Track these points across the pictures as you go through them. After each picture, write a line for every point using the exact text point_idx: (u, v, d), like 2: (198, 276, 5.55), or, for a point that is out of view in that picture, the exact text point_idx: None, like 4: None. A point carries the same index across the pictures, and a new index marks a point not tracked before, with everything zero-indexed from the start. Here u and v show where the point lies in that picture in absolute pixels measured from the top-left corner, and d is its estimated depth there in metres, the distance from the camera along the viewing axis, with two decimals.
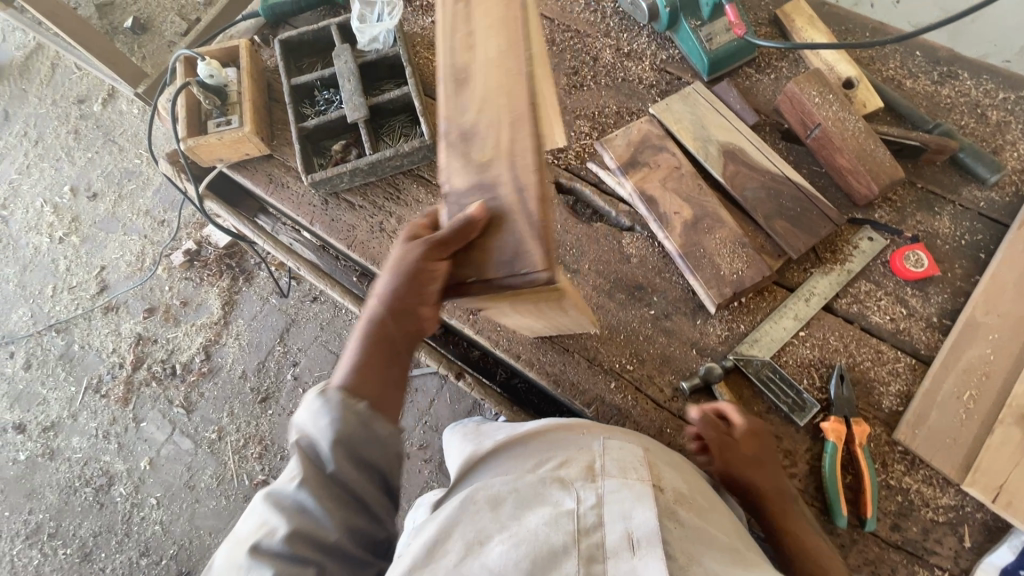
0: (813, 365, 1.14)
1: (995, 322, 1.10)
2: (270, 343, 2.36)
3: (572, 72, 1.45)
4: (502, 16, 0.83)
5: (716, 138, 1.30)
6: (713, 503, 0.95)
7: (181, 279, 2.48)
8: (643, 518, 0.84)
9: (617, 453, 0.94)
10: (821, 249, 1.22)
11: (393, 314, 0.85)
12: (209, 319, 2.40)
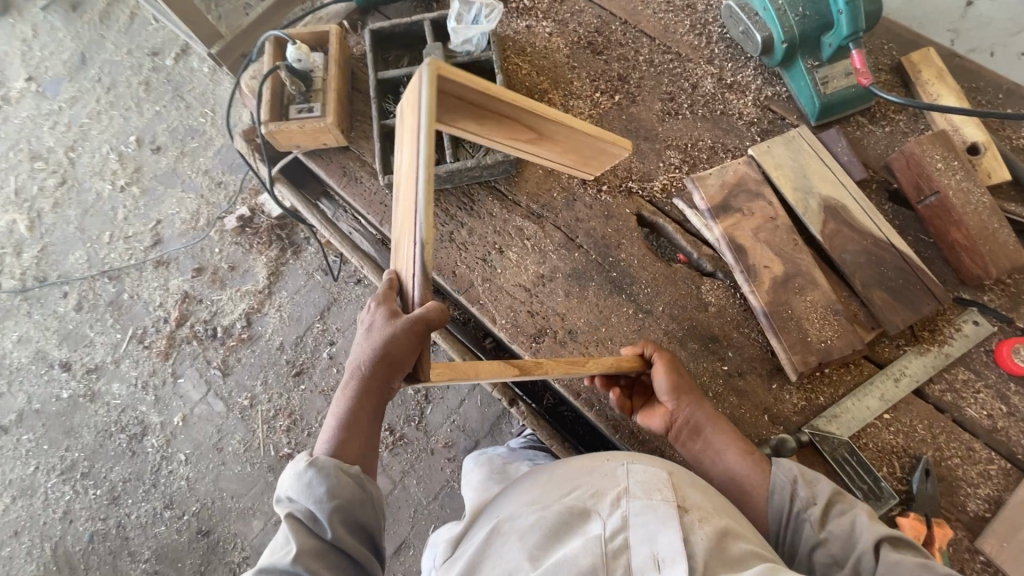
0: (895, 453, 1.06)
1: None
2: (311, 319, 2.37)
3: (667, 97, 1.37)
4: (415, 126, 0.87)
5: (819, 191, 1.21)
6: (748, 527, 0.86)
7: (232, 243, 2.50)
8: (670, 541, 0.77)
9: (642, 474, 0.87)
10: (919, 327, 1.14)
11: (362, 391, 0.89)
12: (254, 287, 2.42)
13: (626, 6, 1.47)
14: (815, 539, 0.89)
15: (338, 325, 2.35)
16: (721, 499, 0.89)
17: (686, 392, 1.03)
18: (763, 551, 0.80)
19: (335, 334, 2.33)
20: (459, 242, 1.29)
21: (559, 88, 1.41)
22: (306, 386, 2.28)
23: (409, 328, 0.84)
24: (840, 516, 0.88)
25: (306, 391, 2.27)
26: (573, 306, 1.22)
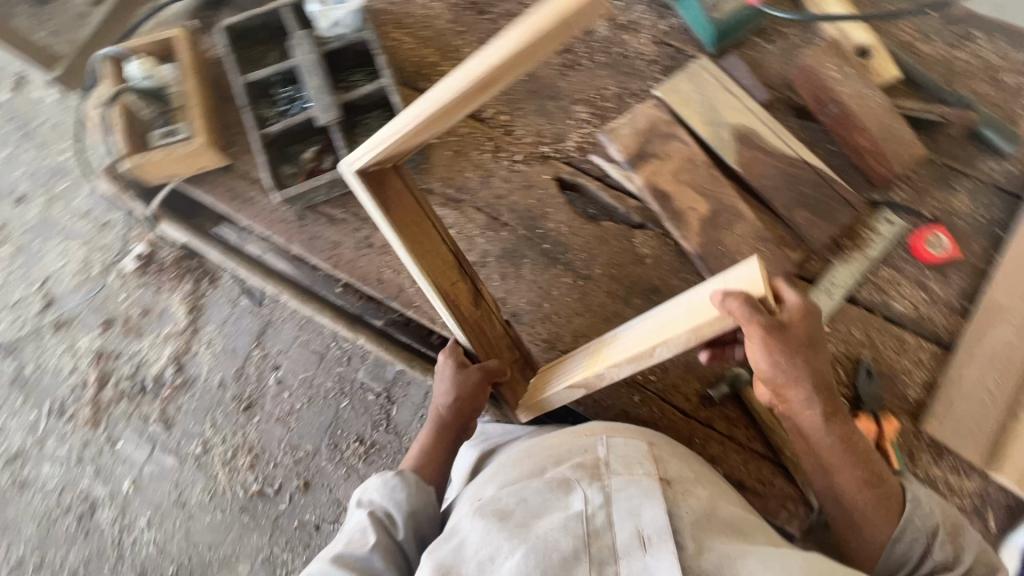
0: (840, 362, 1.11)
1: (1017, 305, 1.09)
2: (247, 348, 2.19)
3: (564, 48, 1.30)
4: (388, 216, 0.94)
5: (729, 121, 1.20)
6: (727, 494, 0.87)
7: (138, 286, 2.25)
8: (654, 512, 0.74)
9: (623, 449, 0.84)
10: (841, 236, 1.17)
11: (444, 424, 1.11)
12: (175, 328, 2.21)
13: None
14: None
15: (278, 347, 2.19)
16: (701, 468, 0.90)
17: (786, 355, 0.79)
18: (744, 517, 0.81)
19: (277, 358, 2.18)
20: (379, 247, 1.21)
21: (449, 58, 1.30)
22: (260, 417, 2.14)
23: (479, 376, 1.07)
24: None
25: (261, 423, 2.13)
26: (508, 288, 1.20)
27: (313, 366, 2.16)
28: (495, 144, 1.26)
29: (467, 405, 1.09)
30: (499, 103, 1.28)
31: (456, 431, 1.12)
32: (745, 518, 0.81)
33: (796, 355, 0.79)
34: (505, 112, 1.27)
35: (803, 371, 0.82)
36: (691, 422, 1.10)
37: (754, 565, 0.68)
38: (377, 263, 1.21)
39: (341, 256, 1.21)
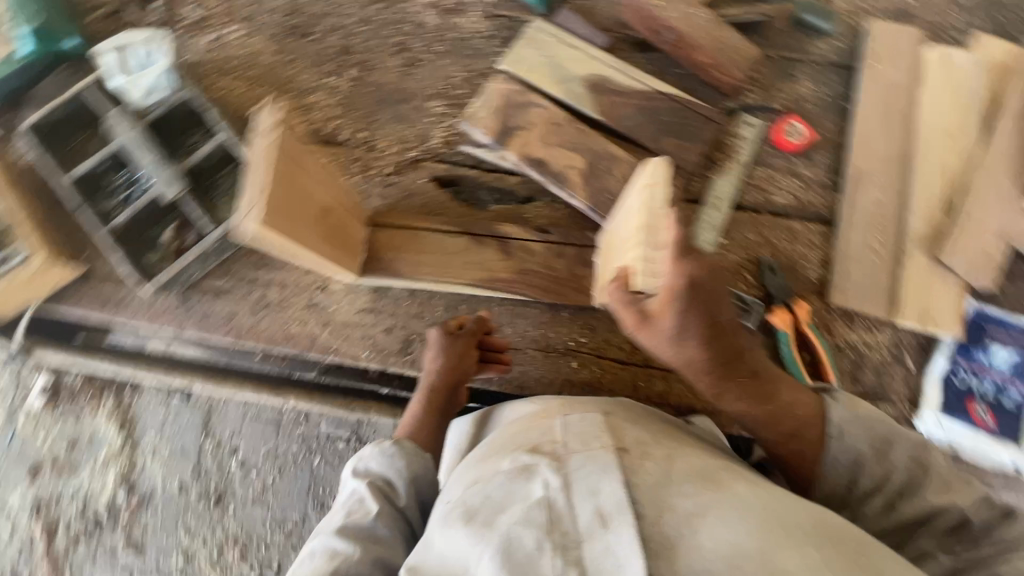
0: (744, 267, 1.17)
1: (875, 167, 1.18)
2: (197, 442, 1.84)
3: (400, 49, 1.27)
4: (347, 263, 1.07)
5: (578, 75, 1.21)
6: (689, 442, 0.76)
7: (50, 420, 1.85)
8: (614, 487, 0.60)
9: (580, 422, 0.70)
10: (711, 151, 1.22)
11: (438, 396, 1.04)
12: (111, 448, 1.84)
13: None
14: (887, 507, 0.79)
15: (228, 430, 1.84)
16: (660, 427, 0.77)
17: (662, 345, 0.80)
18: (715, 462, 0.69)
19: (233, 441, 1.84)
20: (277, 304, 1.16)
21: (288, 92, 1.25)
22: (234, 506, 1.83)
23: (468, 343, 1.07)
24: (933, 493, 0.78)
25: (237, 511, 1.83)
26: (426, 297, 1.16)
27: (270, 437, 1.82)
28: (361, 164, 1.22)
29: (459, 371, 1.05)
30: (354, 121, 1.24)
31: (448, 404, 1.04)
32: (716, 462, 0.69)
33: (667, 340, 0.79)
34: (362, 128, 1.23)
35: (685, 352, 0.79)
36: (631, 368, 1.13)
37: (711, 521, 0.58)
38: (282, 319, 1.15)
39: (239, 324, 1.15)
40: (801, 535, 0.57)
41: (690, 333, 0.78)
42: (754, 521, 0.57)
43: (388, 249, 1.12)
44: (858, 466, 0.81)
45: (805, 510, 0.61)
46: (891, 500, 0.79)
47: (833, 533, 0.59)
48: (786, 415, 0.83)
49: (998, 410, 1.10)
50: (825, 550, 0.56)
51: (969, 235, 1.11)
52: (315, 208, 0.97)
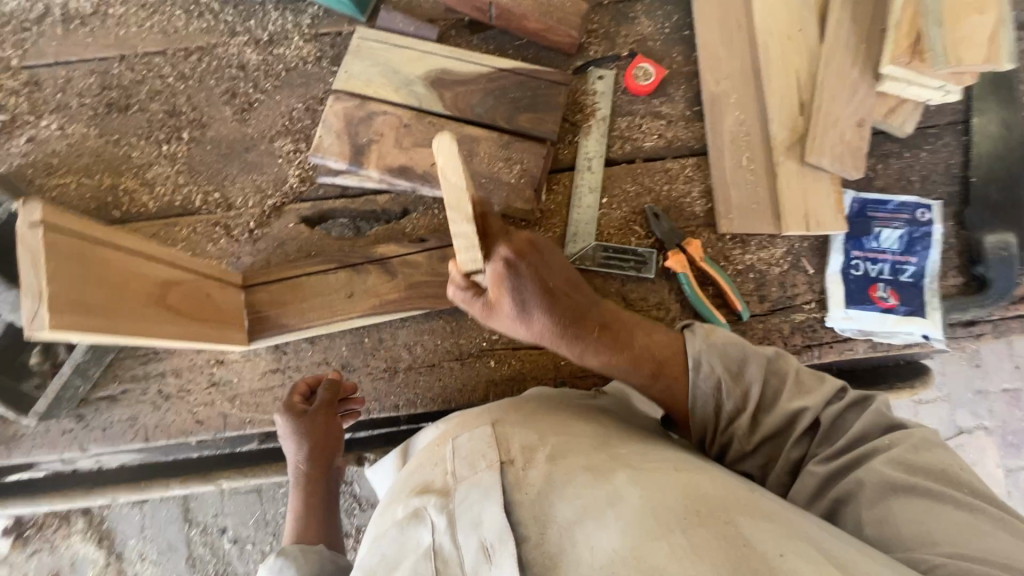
0: (631, 220, 1.16)
1: (728, 87, 1.18)
2: (183, 533, 1.74)
3: (230, 96, 1.20)
4: (205, 328, 0.92)
5: (415, 74, 1.17)
6: (579, 425, 0.83)
7: (25, 559, 1.76)
8: (493, 512, 0.67)
9: (467, 447, 0.79)
10: (570, 115, 1.20)
11: (312, 473, 1.05)
12: (98, 567, 1.74)
13: (108, 40, 1.21)
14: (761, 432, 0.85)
15: (211, 513, 1.74)
16: (550, 415, 0.85)
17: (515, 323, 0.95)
18: (600, 447, 0.76)
19: (218, 521, 1.74)
20: (177, 393, 1.11)
21: (125, 172, 1.17)
22: None
23: (325, 409, 1.03)
24: (790, 401, 0.84)
25: None
26: (328, 341, 1.13)
27: (255, 506, 1.73)
28: (223, 226, 1.16)
29: (325, 439, 1.05)
30: (204, 184, 1.18)
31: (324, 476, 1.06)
32: (601, 447, 0.76)
33: (517, 319, 0.93)
34: (214, 189, 1.17)
35: (536, 325, 0.93)
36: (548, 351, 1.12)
37: (591, 527, 0.62)
38: (188, 406, 1.10)
39: (144, 426, 1.10)
40: (672, 521, 0.60)
41: (531, 309, 0.92)
42: (629, 520, 0.61)
43: (270, 306, 1.09)
44: (718, 392, 0.88)
45: (681, 490, 0.64)
46: (754, 417, 0.86)
47: (703, 508, 0.62)
48: (644, 355, 0.95)
49: (899, 288, 1.12)
50: (693, 530, 0.59)
51: (829, 129, 1.12)
52: (146, 281, 0.78)
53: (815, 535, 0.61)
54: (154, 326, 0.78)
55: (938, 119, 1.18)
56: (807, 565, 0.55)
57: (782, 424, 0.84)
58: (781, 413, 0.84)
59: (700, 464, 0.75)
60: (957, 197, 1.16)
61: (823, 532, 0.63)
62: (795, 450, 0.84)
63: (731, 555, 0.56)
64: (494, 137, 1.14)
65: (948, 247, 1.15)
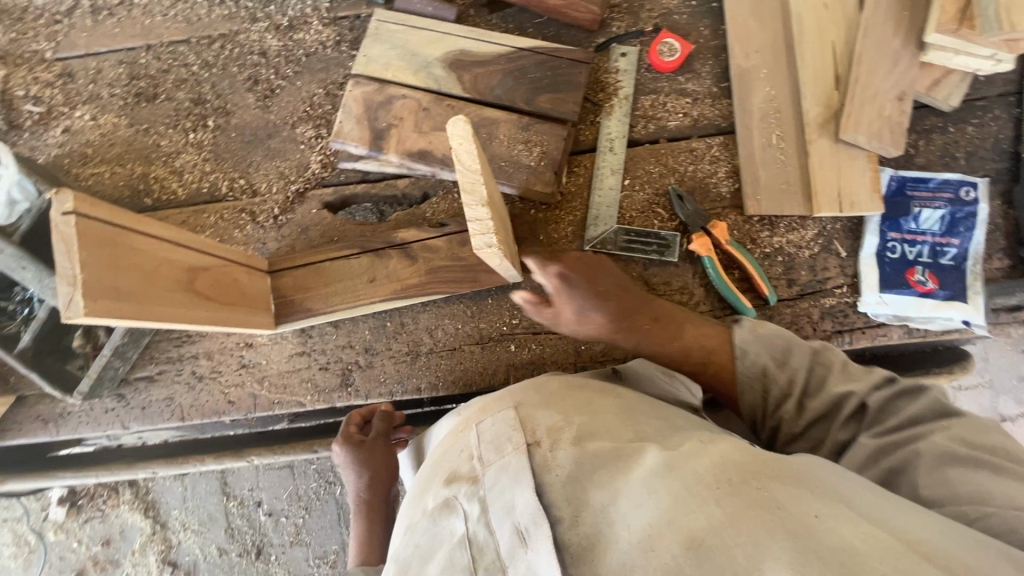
0: (654, 202, 1.13)
1: (758, 61, 1.13)
2: (222, 505, 1.82)
3: (253, 82, 1.21)
4: (233, 310, 0.95)
5: (434, 56, 1.16)
6: (605, 401, 0.77)
7: (80, 526, 1.88)
8: (524, 498, 0.64)
9: (491, 431, 0.74)
10: (592, 94, 1.17)
11: (372, 502, 1.11)
12: (145, 535, 1.84)
13: (134, 31, 1.24)
14: (800, 418, 0.86)
15: (247, 487, 1.82)
16: (573, 394, 0.80)
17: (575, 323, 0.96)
18: (625, 424, 0.72)
19: (254, 494, 1.82)
20: (209, 374, 1.15)
21: (155, 161, 1.21)
22: (276, 555, 1.81)
23: (380, 438, 1.10)
24: (834, 385, 0.84)
25: (279, 559, 1.81)
26: (351, 325, 1.15)
27: (288, 480, 1.81)
28: (248, 212, 1.18)
29: (382, 467, 1.11)
30: (229, 172, 1.20)
31: (384, 503, 1.11)
32: (627, 425, 0.72)
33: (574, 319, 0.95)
34: (239, 176, 1.20)
35: (591, 325, 0.96)
36: (568, 336, 1.12)
37: (625, 506, 0.59)
38: (220, 387, 1.15)
39: (179, 406, 1.14)
40: (703, 492, 0.55)
41: (588, 309, 0.94)
42: (662, 495, 0.57)
43: (296, 290, 1.11)
44: (764, 376, 0.89)
45: (709, 457, 0.60)
46: (799, 398, 0.86)
47: (730, 475, 0.57)
48: (696, 350, 0.95)
49: (938, 271, 1.07)
50: (726, 500, 0.54)
51: (867, 104, 1.06)
52: (174, 267, 0.81)
53: (850, 493, 0.57)
54: (185, 313, 0.81)
55: (986, 90, 1.11)
56: (846, 526, 0.51)
57: (831, 405, 0.83)
58: (833, 394, 0.83)
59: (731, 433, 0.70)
60: (1005, 173, 1.09)
61: (863, 492, 0.58)
62: (843, 427, 0.82)
63: (766, 520, 0.52)
64: (514, 119, 1.12)
65: (994, 227, 1.08)
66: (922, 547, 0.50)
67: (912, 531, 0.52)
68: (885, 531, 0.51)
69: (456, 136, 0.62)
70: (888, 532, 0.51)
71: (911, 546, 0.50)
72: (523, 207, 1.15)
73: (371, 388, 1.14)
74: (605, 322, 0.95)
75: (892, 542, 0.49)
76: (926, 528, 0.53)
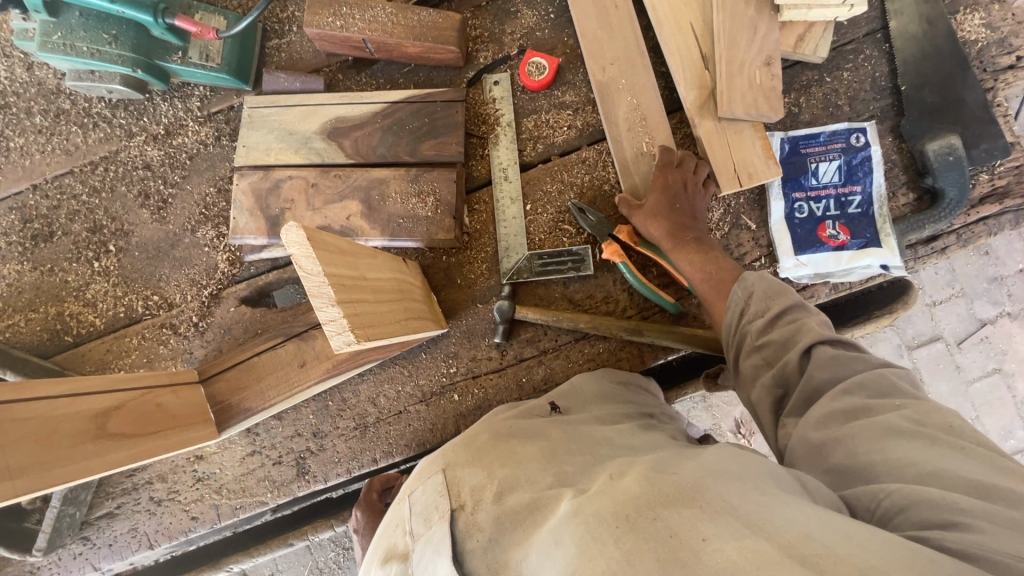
0: (559, 221, 1.13)
1: (615, 73, 1.12)
2: None
3: (144, 196, 1.21)
4: (155, 432, 0.92)
5: (312, 129, 1.16)
6: (530, 445, 0.70)
7: None
8: (445, 570, 0.59)
9: (420, 501, 0.70)
10: (475, 128, 1.17)
11: None
12: None
13: (16, 174, 1.23)
14: (755, 344, 0.80)
15: (267, 572, 1.73)
16: (499, 443, 0.72)
17: (644, 223, 1.02)
18: (544, 464, 0.64)
19: None
20: (167, 496, 1.15)
21: (67, 297, 1.20)
22: None
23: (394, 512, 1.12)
24: (786, 323, 0.78)
25: None
26: (294, 413, 1.15)
27: (306, 556, 1.72)
28: (169, 326, 1.18)
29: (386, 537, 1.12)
30: (141, 291, 1.19)
31: None
32: (547, 466, 0.64)
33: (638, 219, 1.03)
34: (152, 292, 1.19)
35: (653, 229, 1.01)
36: (507, 373, 1.12)
37: (538, 562, 0.52)
38: (182, 505, 1.15)
39: (146, 534, 1.14)
40: (604, 533, 0.49)
41: (658, 209, 1.01)
42: (568, 542, 0.50)
43: (231, 392, 1.08)
44: (748, 299, 0.84)
45: (612, 494, 0.53)
46: (771, 321, 0.79)
47: (633, 510, 0.49)
48: (713, 279, 0.96)
49: (848, 222, 1.07)
50: (624, 538, 0.47)
51: (735, 78, 1.05)
52: (77, 418, 0.80)
53: (764, 501, 0.48)
54: (88, 468, 0.79)
55: (853, 33, 1.11)
56: (735, 541, 0.44)
57: (790, 334, 0.77)
58: (795, 326, 0.77)
59: (648, 456, 0.61)
60: (890, 110, 1.09)
61: (759, 497, 0.49)
62: (796, 360, 0.74)
63: (658, 552, 0.45)
64: (401, 174, 1.12)
65: (891, 164, 1.08)
66: (804, 550, 0.42)
67: (802, 532, 0.44)
68: (768, 537, 0.44)
69: (294, 241, 0.61)
70: (770, 541, 0.43)
71: (790, 553, 0.42)
72: (433, 255, 1.15)
73: (329, 468, 1.13)
74: (661, 232, 1.00)
75: (772, 554, 0.42)
76: (812, 527, 0.45)
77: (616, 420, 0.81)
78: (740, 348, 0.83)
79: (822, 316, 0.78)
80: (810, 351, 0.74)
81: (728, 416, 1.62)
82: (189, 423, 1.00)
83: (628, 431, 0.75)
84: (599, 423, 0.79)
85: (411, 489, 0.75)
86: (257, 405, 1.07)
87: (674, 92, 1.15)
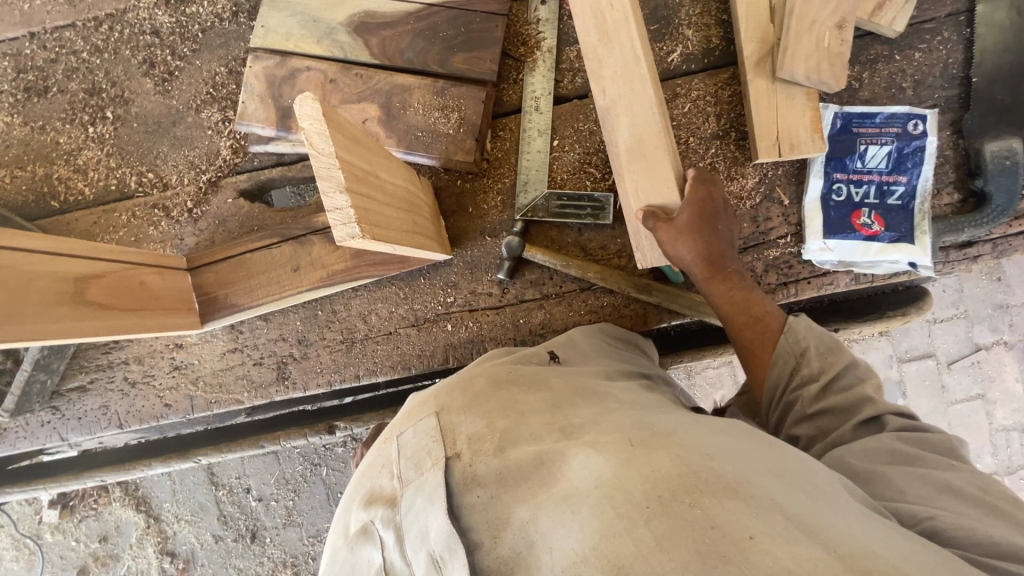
0: (585, 162, 1.07)
1: (613, 94, 0.95)
2: (210, 495, 1.76)
3: (149, 65, 1.13)
4: (139, 309, 0.88)
5: (338, 20, 1.06)
6: (532, 397, 0.66)
7: (72, 528, 1.82)
8: (438, 522, 0.54)
9: (411, 445, 0.64)
10: (513, 49, 1.08)
11: None
12: (139, 531, 1.78)
13: (12, 18, 1.13)
14: (807, 412, 0.75)
15: (235, 475, 1.75)
16: (499, 390, 0.68)
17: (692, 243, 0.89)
18: (548, 418, 0.62)
19: (241, 479, 1.74)
20: (142, 379, 1.12)
21: (57, 160, 1.13)
22: (271, 545, 1.75)
23: None
24: (844, 390, 0.74)
25: (273, 551, 1.75)
26: (282, 317, 1.11)
27: (274, 464, 1.73)
28: (162, 207, 1.12)
29: None
30: (135, 165, 1.13)
31: None
32: (551, 420, 0.61)
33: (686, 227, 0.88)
34: (147, 169, 1.13)
35: (682, 248, 0.87)
36: (505, 311, 1.08)
37: (547, 527, 0.49)
38: (156, 390, 1.12)
39: (117, 412, 1.12)
40: (632, 512, 0.46)
41: (691, 228, 0.88)
42: (588, 515, 0.47)
43: (219, 285, 1.04)
44: (798, 359, 0.78)
45: (638, 469, 0.49)
46: (826, 386, 0.75)
47: (668, 496, 0.46)
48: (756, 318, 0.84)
49: (885, 213, 1.02)
50: (656, 521, 0.45)
51: (803, 36, 0.97)
52: (56, 279, 0.76)
53: (812, 508, 0.47)
54: (64, 331, 0.76)
55: (935, 11, 1.03)
56: (786, 546, 0.42)
57: (848, 403, 0.72)
58: (856, 394, 0.73)
59: (662, 420, 0.59)
60: (955, 101, 1.02)
61: (809, 502, 0.48)
62: (854, 430, 0.71)
63: (697, 543, 0.43)
64: (428, 84, 1.04)
65: (943, 160, 1.02)
66: (864, 565, 0.41)
67: (859, 548, 0.43)
68: (827, 548, 0.42)
69: (308, 114, 0.56)
70: (831, 552, 0.42)
71: (857, 568, 0.40)
72: (448, 177, 1.09)
73: (308, 378, 1.11)
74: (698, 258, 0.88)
75: (835, 565, 0.40)
76: (874, 545, 0.44)
77: (620, 381, 0.78)
78: (784, 409, 0.78)
79: (879, 382, 0.75)
80: (877, 419, 0.71)
81: (709, 397, 1.61)
82: (172, 308, 0.96)
83: (631, 391, 0.73)
84: (600, 378, 0.76)
85: (398, 430, 0.70)
86: (247, 302, 1.03)
87: (731, 45, 1.06)
